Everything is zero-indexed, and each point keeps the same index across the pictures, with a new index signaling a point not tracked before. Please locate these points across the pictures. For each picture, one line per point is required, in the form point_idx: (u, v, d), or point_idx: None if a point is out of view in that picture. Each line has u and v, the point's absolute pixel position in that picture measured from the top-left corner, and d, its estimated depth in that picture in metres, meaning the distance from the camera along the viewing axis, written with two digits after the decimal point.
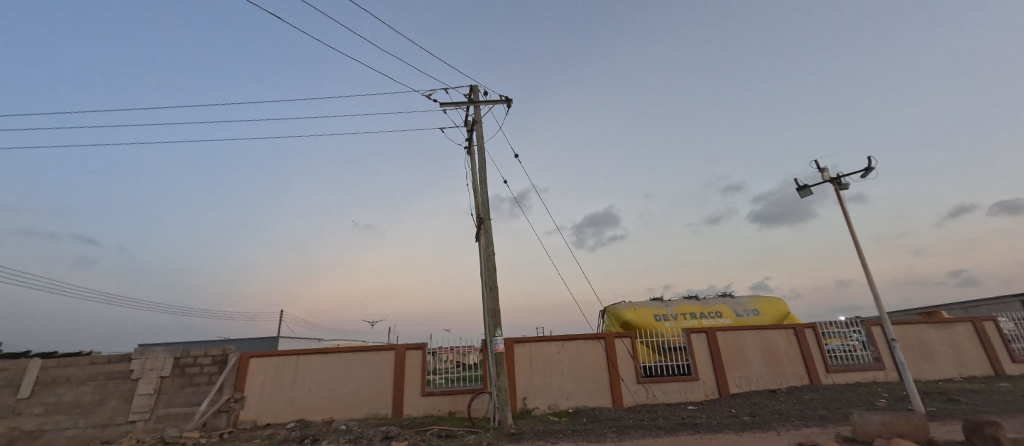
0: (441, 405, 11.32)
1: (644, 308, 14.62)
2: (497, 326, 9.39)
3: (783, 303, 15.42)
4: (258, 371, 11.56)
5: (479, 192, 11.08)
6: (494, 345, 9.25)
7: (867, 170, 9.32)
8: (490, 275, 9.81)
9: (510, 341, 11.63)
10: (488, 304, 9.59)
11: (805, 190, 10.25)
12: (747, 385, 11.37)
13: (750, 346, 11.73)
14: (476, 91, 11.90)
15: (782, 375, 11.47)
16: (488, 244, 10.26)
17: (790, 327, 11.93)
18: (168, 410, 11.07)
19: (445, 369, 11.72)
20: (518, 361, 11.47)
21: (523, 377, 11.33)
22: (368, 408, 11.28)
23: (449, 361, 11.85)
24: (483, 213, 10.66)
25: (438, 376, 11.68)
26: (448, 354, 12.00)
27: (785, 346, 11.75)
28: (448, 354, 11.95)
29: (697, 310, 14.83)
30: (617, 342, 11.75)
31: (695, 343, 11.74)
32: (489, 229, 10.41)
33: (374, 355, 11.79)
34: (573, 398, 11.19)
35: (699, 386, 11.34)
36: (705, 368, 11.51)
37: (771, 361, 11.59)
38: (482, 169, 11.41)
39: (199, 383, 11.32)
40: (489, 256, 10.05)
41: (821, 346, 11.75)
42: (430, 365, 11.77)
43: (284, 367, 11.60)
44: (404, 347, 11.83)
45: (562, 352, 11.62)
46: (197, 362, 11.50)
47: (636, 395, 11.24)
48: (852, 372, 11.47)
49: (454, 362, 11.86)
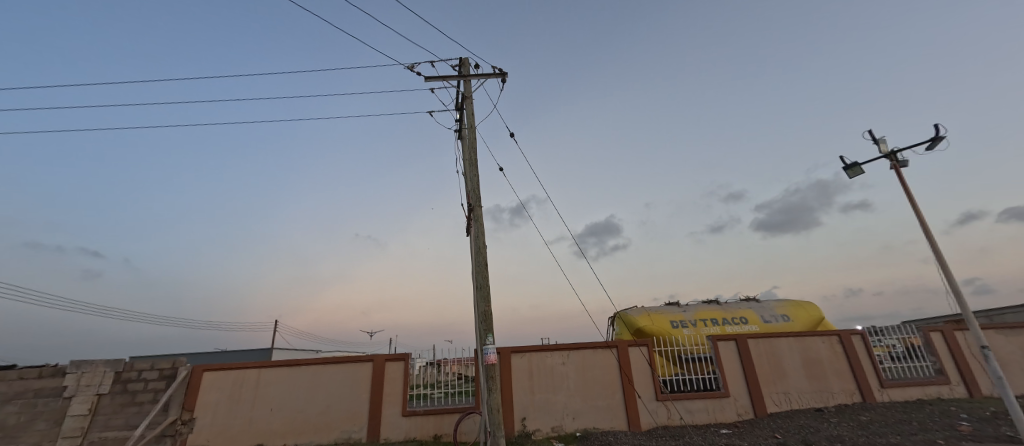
0: (426, 426, 9.62)
1: (659, 313, 12.93)
2: (489, 331, 7.71)
3: (816, 308, 13.70)
4: (213, 387, 9.85)
5: (469, 177, 9.51)
6: (486, 355, 7.56)
7: (935, 141, 7.62)
8: (481, 272, 8.20)
9: (507, 351, 9.94)
10: (478, 306, 7.96)
11: (855, 170, 8.44)
12: (787, 403, 9.63)
13: (788, 356, 10.02)
14: (466, 64, 10.33)
15: (828, 391, 9.74)
16: (478, 234, 8.67)
17: (833, 333, 10.23)
18: (104, 435, 9.39)
19: (446, 383, 10.05)
20: (517, 374, 9.78)
21: (521, 393, 9.63)
22: (340, 431, 9.59)
23: (451, 374, 10.12)
24: (473, 200, 9.09)
25: (437, 391, 10.07)
26: (450, 365, 10.26)
27: (829, 356, 10.03)
28: (453, 366, 10.20)
29: (719, 316, 13.12)
30: (633, 351, 10.06)
31: (723, 353, 10.04)
32: (479, 218, 8.80)
33: (349, 367, 10.11)
34: (581, 419, 9.47)
35: (729, 404, 9.61)
36: (737, 383, 9.80)
37: (814, 375, 9.86)
38: (473, 150, 9.90)
39: (142, 402, 9.67)
40: (480, 248, 8.45)
41: (872, 356, 10.02)
42: (432, 377, 10.19)
43: (243, 383, 9.91)
44: (383, 358, 10.16)
45: (567, 364, 9.93)
46: (142, 377, 9.86)
47: (655, 415, 9.51)
48: (912, 388, 9.73)
49: (457, 375, 10.10)
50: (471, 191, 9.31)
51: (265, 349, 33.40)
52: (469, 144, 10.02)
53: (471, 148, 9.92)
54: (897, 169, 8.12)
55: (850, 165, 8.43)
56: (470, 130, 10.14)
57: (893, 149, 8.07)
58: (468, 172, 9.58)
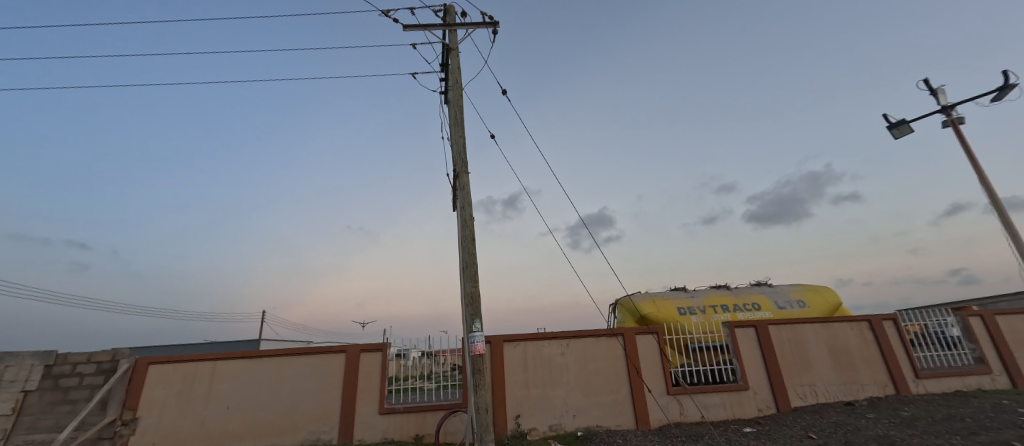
0: (406, 426, 8.43)
1: (664, 299, 11.83)
2: (476, 317, 6.48)
3: (833, 293, 12.68)
4: (160, 382, 8.56)
5: (454, 140, 8.18)
6: (472, 344, 6.35)
7: (1004, 90, 6.37)
8: (467, 247, 6.95)
9: (499, 340, 8.74)
10: (464, 286, 6.72)
11: (902, 128, 7.20)
12: (813, 397, 8.59)
13: (814, 345, 8.95)
14: (452, 12, 8.92)
15: (858, 383, 8.70)
16: (463, 204, 7.38)
17: (863, 319, 9.17)
18: (29, 438, 8.07)
19: (440, 375, 8.93)
20: (510, 365, 8.61)
21: (515, 388, 8.47)
22: (306, 432, 8.37)
23: (445, 364, 9.10)
24: (458, 165, 7.76)
25: (429, 383, 8.88)
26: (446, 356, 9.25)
27: (859, 345, 8.98)
28: (446, 356, 9.19)
29: (729, 302, 12.05)
30: (640, 340, 8.93)
31: (741, 341, 8.95)
32: (466, 185, 7.49)
33: (318, 359, 8.86)
34: (582, 416, 8.35)
35: (749, 399, 8.54)
36: (757, 374, 8.73)
37: (843, 365, 8.81)
38: (459, 111, 8.57)
39: (76, 400, 8.36)
40: (466, 220, 7.17)
41: (905, 343, 9.01)
42: (425, 368, 8.95)
43: (195, 378, 8.62)
44: (358, 348, 8.92)
45: (567, 354, 8.77)
46: (76, 371, 8.53)
47: (666, 410, 8.41)
48: (950, 378, 8.73)
49: (451, 366, 9.08)
50: (456, 155, 7.97)
51: (253, 340, 32.15)
52: (454, 104, 8.66)
53: (456, 109, 8.58)
54: (954, 127, 6.92)
55: (896, 122, 7.20)
56: (455, 89, 8.76)
57: (952, 102, 6.82)
58: (453, 134, 8.25)
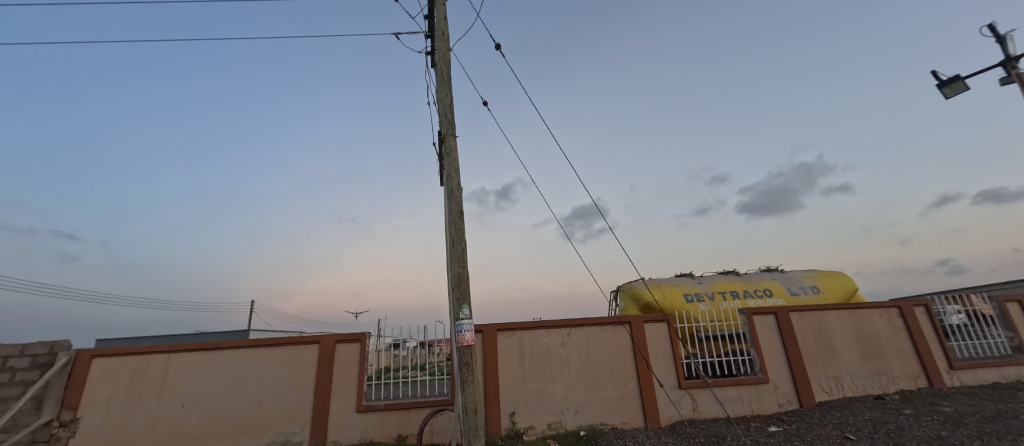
0: (387, 425, 7.49)
1: (670, 286, 10.94)
2: (464, 302, 5.50)
3: (848, 278, 11.86)
4: (105, 377, 7.51)
5: (440, 99, 7.10)
6: (459, 334, 5.39)
7: None
8: (453, 222, 5.94)
9: (492, 329, 7.77)
10: (451, 267, 5.73)
11: (956, 86, 6.32)
12: (838, 390, 7.78)
13: (839, 333, 8.12)
14: None
15: (888, 375, 7.90)
16: (449, 172, 6.31)
17: (892, 305, 8.36)
18: None
19: (429, 367, 7.99)
20: (504, 358, 7.67)
21: (509, 382, 7.55)
22: (273, 433, 7.39)
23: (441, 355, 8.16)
24: (444, 127, 6.68)
25: (422, 375, 7.96)
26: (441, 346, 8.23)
27: (888, 333, 8.17)
28: (442, 346, 8.18)
29: (739, 288, 11.19)
30: (649, 328, 8.02)
31: (760, 330, 8.09)
32: (453, 151, 6.42)
33: (287, 351, 7.84)
34: (585, 414, 7.47)
35: (769, 392, 7.71)
36: (777, 366, 7.88)
37: (871, 355, 8.00)
38: (446, 67, 7.48)
39: (7, 398, 7.29)
40: (452, 191, 6.13)
41: (938, 331, 8.22)
42: (421, 359, 8.04)
43: (146, 373, 7.58)
44: (333, 339, 7.91)
45: (567, 345, 7.85)
46: (8, 366, 7.45)
47: (678, 406, 7.55)
48: (987, 370, 7.97)
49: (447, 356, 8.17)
50: (441, 116, 6.90)
51: (242, 331, 31.06)
52: (440, 60, 7.57)
53: (443, 66, 7.50)
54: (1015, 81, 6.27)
55: (950, 80, 6.29)
56: (441, 44, 7.66)
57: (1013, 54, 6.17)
58: (438, 92, 7.17)
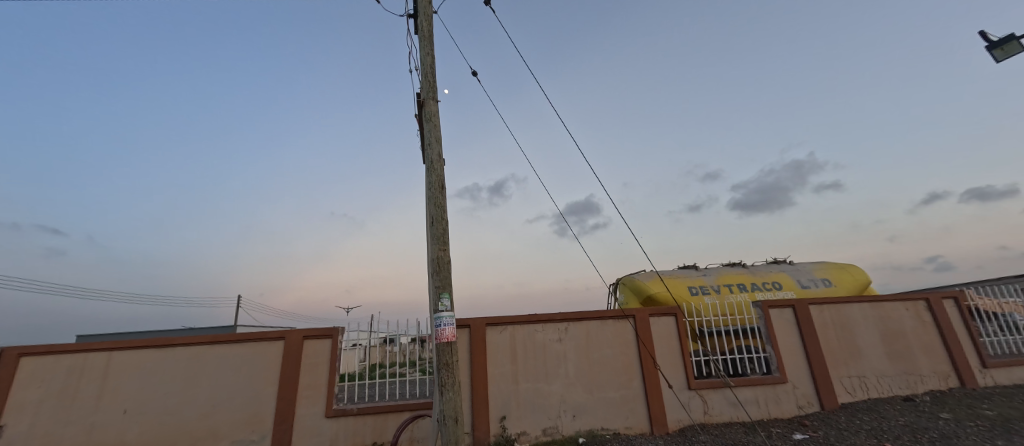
0: (361, 432, 6.63)
1: (674, 278, 10.16)
2: (444, 291, 4.64)
3: (860, 271, 11.17)
4: (36, 379, 6.54)
5: (421, 59, 6.20)
6: (438, 328, 4.54)
7: None
8: (433, 197, 5.06)
9: (480, 324, 6.91)
10: (430, 249, 4.87)
11: (1009, 47, 5.63)
12: (862, 390, 7.05)
13: (863, 328, 7.38)
14: None
15: (916, 374, 7.19)
16: (430, 141, 5.43)
17: (919, 298, 7.64)
18: None
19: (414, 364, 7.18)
20: (494, 356, 6.83)
21: (499, 383, 6.70)
22: (230, 442, 6.49)
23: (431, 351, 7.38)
24: (424, 90, 5.77)
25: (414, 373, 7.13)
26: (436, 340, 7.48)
27: (915, 328, 7.45)
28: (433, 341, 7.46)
29: (747, 281, 10.44)
30: (656, 323, 7.22)
31: (776, 325, 7.31)
32: (434, 116, 5.53)
33: (249, 349, 6.92)
34: (584, 418, 6.65)
35: (787, 394, 6.95)
36: (796, 364, 7.13)
37: (897, 352, 7.28)
38: (429, 25, 6.56)
39: None
40: (432, 161, 5.25)
41: (969, 326, 7.51)
42: (416, 355, 7.22)
43: (84, 373, 6.62)
44: (300, 334, 6.98)
45: (565, 341, 7.02)
46: None
47: (687, 409, 6.76)
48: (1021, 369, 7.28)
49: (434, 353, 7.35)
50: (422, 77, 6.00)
51: (230, 327, 29.77)
52: (422, 18, 6.66)
53: (426, 23, 6.59)
54: None
55: (1005, 41, 5.57)
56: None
57: None
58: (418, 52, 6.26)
